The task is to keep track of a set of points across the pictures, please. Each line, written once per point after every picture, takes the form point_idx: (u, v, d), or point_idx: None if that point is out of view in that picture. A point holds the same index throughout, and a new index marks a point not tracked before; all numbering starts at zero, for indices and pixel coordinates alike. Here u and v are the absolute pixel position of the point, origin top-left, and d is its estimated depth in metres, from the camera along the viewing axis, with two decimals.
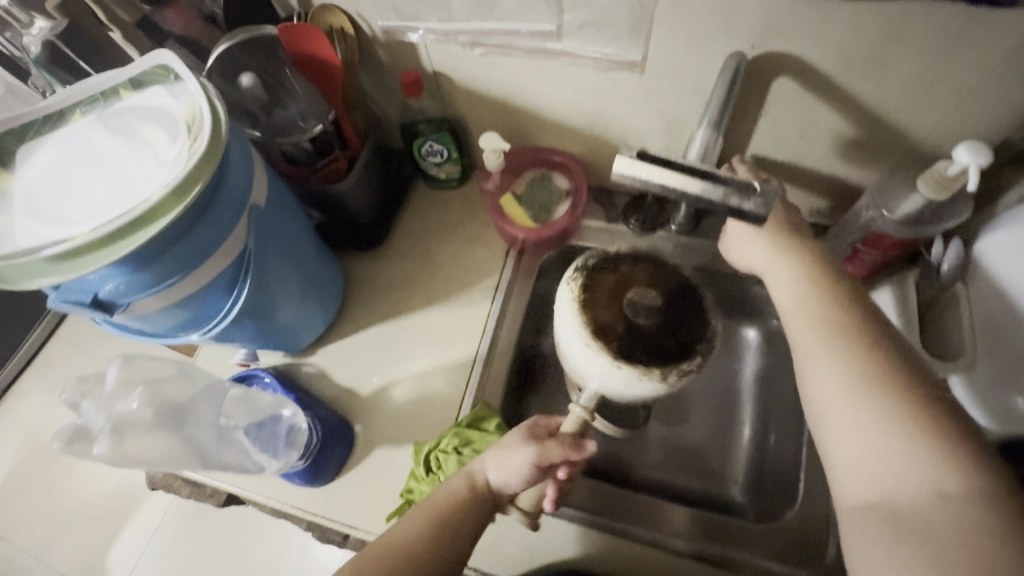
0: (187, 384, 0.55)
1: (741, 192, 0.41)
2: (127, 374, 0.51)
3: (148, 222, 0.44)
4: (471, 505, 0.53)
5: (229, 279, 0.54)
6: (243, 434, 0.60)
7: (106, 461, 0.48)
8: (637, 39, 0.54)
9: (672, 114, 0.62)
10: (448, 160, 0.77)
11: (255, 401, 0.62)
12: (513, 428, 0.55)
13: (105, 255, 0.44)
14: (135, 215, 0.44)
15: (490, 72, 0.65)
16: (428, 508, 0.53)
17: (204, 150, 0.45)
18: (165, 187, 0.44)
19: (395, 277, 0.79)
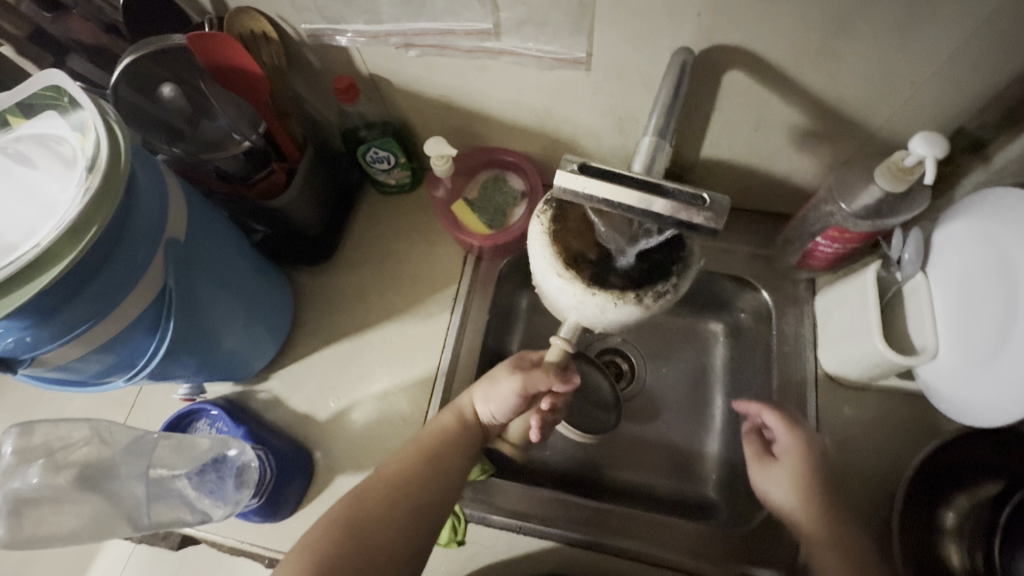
0: (104, 445, 0.53)
1: (690, 207, 0.39)
2: (27, 446, 0.49)
3: (43, 269, 0.40)
4: (461, 434, 0.59)
5: (152, 318, 0.50)
6: (183, 481, 0.57)
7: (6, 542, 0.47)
8: (579, 35, 0.51)
9: (624, 111, 0.59)
10: (396, 166, 0.72)
11: (192, 447, 0.59)
12: (501, 362, 0.59)
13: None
14: (24, 263, 0.40)
15: (429, 74, 0.61)
16: (425, 442, 0.58)
17: (99, 185, 0.42)
18: (56, 229, 0.40)
19: (349, 293, 0.75)
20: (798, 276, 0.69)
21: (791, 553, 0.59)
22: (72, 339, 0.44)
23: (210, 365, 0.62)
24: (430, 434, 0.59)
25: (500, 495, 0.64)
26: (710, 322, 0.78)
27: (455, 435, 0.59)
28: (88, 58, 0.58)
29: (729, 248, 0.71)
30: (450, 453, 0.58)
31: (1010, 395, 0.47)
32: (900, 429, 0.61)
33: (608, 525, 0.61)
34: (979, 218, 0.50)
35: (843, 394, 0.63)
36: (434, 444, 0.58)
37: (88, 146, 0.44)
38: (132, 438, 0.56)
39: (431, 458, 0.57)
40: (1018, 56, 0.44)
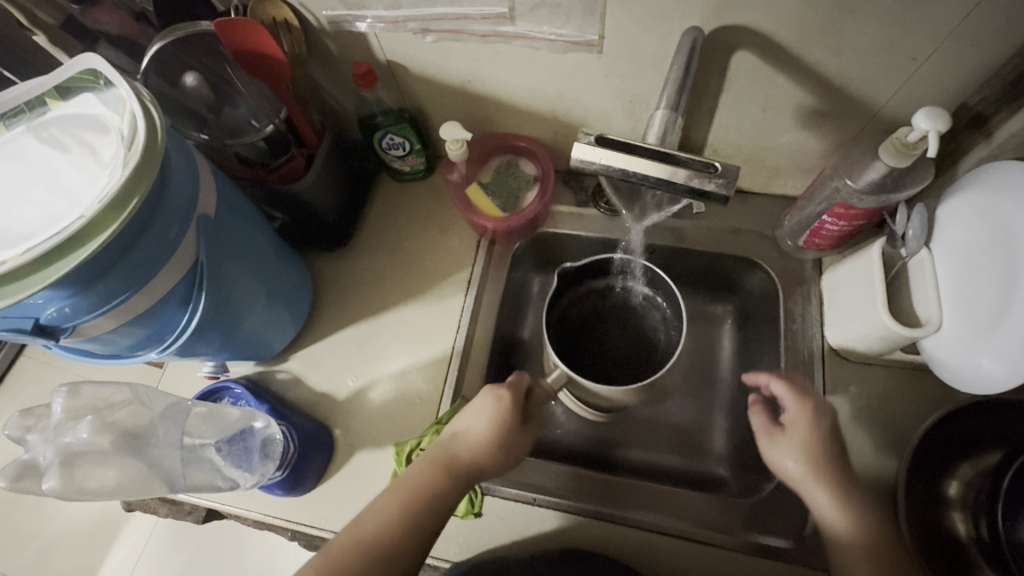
0: (143, 410, 0.56)
1: (703, 174, 0.43)
2: (74, 405, 0.52)
3: (85, 239, 0.42)
4: (445, 482, 0.53)
5: (183, 292, 0.53)
6: (214, 451, 0.60)
7: (57, 495, 0.49)
8: (591, 18, 0.53)
9: (634, 93, 0.61)
10: (410, 152, 0.74)
11: (223, 417, 0.62)
12: (490, 406, 0.56)
13: (34, 282, 0.41)
14: (69, 234, 0.42)
15: (444, 59, 0.63)
16: (402, 493, 0.53)
17: (138, 161, 0.44)
18: (99, 202, 0.43)
19: (365, 276, 0.77)
20: (805, 256, 0.70)
21: (802, 523, 0.60)
22: (109, 310, 0.47)
23: (233, 343, 0.64)
24: (408, 485, 0.53)
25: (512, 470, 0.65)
26: (717, 303, 0.81)
27: (437, 485, 0.53)
28: (118, 47, 0.60)
29: (737, 230, 0.73)
30: (434, 493, 0.53)
31: (1009, 362, 0.49)
32: (906, 403, 0.63)
33: (616, 495, 0.64)
34: (980, 193, 0.51)
35: (849, 369, 0.65)
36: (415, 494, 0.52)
37: (126, 125, 0.47)
38: (167, 405, 0.58)
39: (409, 512, 0.52)
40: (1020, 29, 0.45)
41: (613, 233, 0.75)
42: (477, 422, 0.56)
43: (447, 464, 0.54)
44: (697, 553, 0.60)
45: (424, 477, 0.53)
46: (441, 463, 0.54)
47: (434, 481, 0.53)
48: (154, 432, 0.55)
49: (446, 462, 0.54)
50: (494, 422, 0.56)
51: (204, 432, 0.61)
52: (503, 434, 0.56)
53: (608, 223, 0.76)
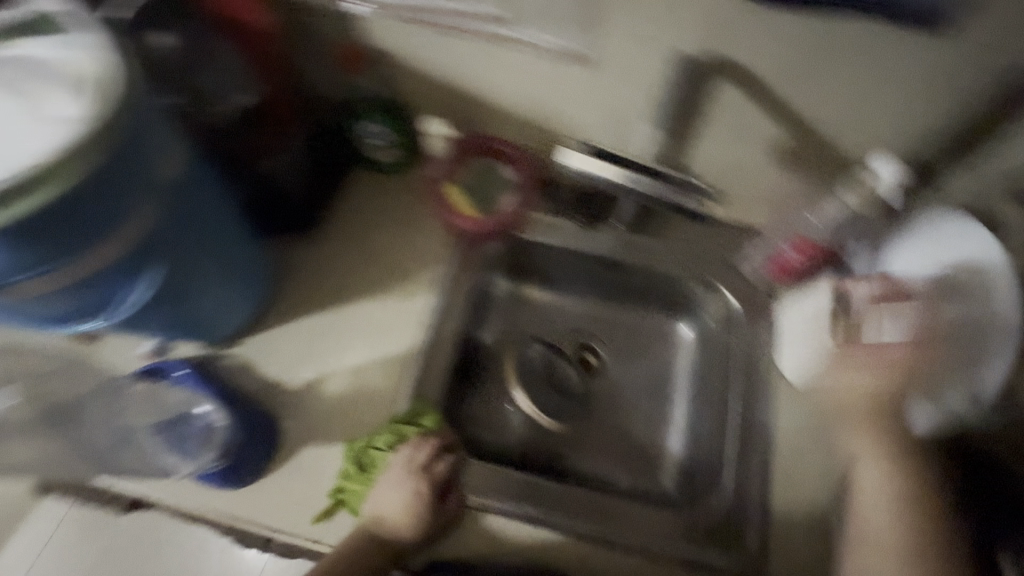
0: (76, 382, 0.57)
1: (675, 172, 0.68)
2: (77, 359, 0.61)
3: (35, 189, 0.39)
4: (366, 548, 0.57)
5: (132, 263, 0.48)
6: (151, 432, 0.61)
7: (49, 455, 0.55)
8: (588, 31, 0.55)
9: (620, 111, 0.63)
10: (389, 144, 0.73)
11: (164, 399, 0.61)
12: (414, 453, 0.61)
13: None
14: (22, 176, 0.38)
15: (437, 54, 0.63)
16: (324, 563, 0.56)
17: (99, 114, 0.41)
18: (50, 151, 0.39)
19: (330, 269, 0.74)
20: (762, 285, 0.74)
21: (744, 539, 0.62)
22: (53, 271, 0.44)
23: (182, 320, 0.60)
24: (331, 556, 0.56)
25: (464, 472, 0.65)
26: (678, 325, 0.84)
27: (357, 552, 0.57)
28: None
29: (702, 256, 0.76)
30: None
31: None
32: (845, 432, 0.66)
33: (603, 508, 0.63)
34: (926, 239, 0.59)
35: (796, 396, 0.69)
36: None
37: (81, 73, 0.42)
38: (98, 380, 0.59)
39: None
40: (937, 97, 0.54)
41: (588, 244, 0.77)
42: (396, 496, 0.59)
43: (327, 563, 0.56)
44: (615, 559, 0.61)
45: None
46: (342, 544, 0.57)
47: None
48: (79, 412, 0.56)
49: (373, 524, 0.58)
50: (411, 503, 0.59)
51: (143, 411, 0.61)
52: (418, 510, 0.59)
53: (583, 235, 0.78)
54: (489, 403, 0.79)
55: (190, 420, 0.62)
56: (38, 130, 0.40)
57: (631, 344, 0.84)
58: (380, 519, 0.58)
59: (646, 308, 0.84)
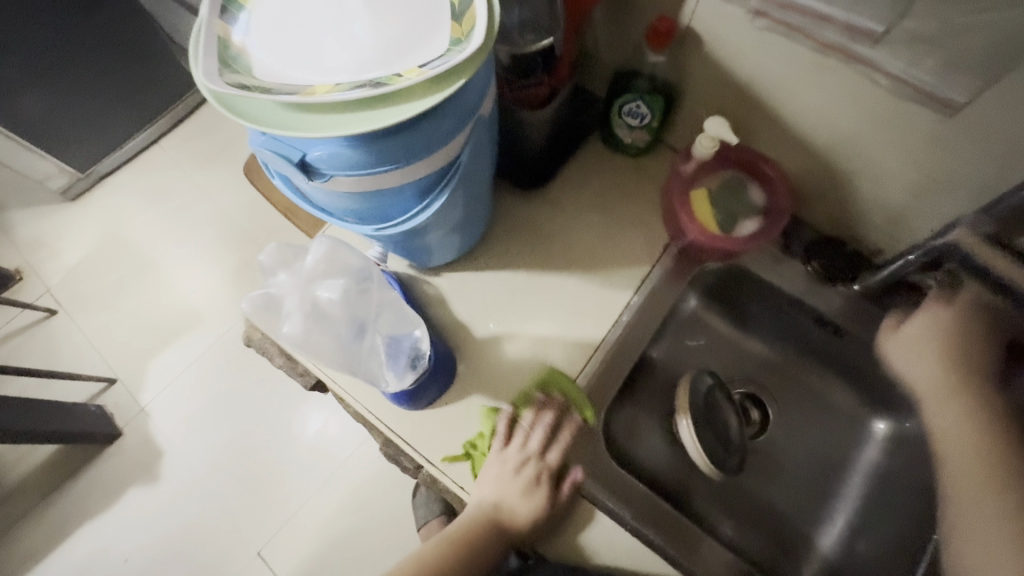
0: (345, 268, 0.59)
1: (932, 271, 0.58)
2: (330, 255, 0.59)
3: (399, 103, 0.38)
4: (491, 531, 0.61)
5: (422, 187, 0.48)
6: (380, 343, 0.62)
7: (294, 337, 0.56)
8: (977, 77, 0.45)
9: (949, 171, 0.53)
10: (644, 127, 0.68)
11: (399, 315, 0.63)
12: (529, 437, 0.62)
13: (348, 125, 0.38)
14: (395, 88, 0.38)
15: (755, 50, 0.56)
16: (456, 537, 0.61)
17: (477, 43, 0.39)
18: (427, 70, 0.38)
19: (540, 232, 0.73)
20: None
21: None
22: (365, 174, 0.43)
23: (411, 239, 0.62)
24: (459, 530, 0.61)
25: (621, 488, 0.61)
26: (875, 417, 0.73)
27: (480, 535, 0.61)
28: None
29: None
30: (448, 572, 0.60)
31: None
32: None
33: None
34: None
35: None
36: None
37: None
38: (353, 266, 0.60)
39: (475, 548, 0.60)
40: None
41: (811, 295, 0.69)
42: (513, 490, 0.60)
43: (459, 538, 0.61)
44: None
45: (444, 546, 0.61)
46: (477, 515, 0.61)
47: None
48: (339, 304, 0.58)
49: (495, 505, 0.61)
50: (524, 482, 0.60)
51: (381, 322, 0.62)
52: (540, 500, 0.60)
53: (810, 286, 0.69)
54: (637, 421, 0.72)
55: (401, 339, 0.63)
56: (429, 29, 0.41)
57: (809, 413, 0.76)
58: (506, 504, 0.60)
59: (843, 387, 0.75)
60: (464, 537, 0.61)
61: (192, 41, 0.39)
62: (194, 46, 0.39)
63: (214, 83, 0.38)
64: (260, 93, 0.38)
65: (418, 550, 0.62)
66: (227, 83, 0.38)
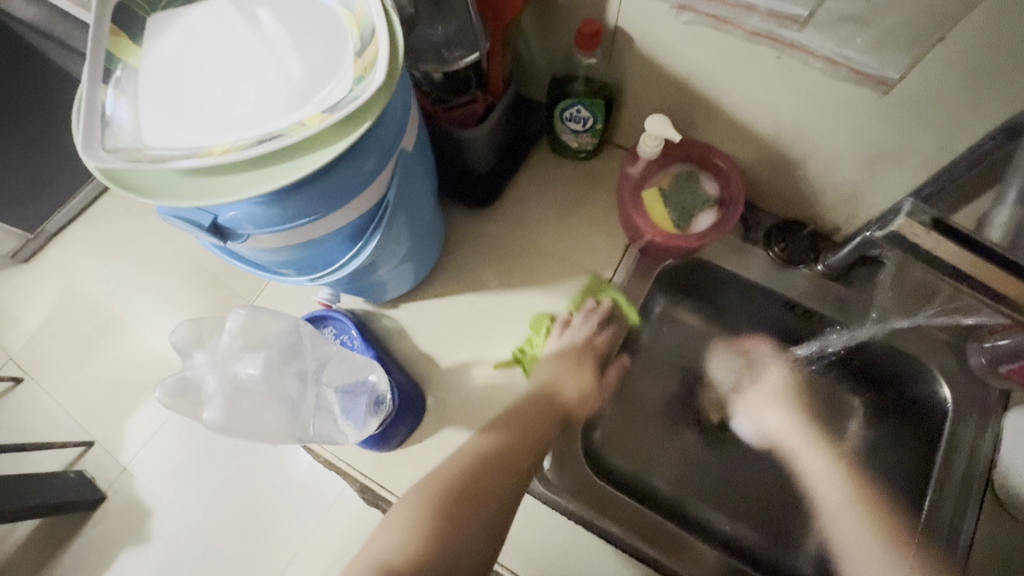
0: (273, 323, 0.56)
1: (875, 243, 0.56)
2: (245, 326, 0.55)
3: (304, 153, 0.36)
4: (532, 429, 0.57)
5: (353, 230, 0.45)
6: (332, 394, 0.59)
7: (219, 425, 0.52)
8: (907, 52, 0.44)
9: (893, 147, 0.52)
10: (589, 130, 0.67)
11: (350, 362, 0.61)
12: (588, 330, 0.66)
13: (254, 184, 0.36)
14: (293, 141, 0.36)
15: (685, 44, 0.54)
16: (483, 439, 0.55)
17: (381, 78, 0.36)
18: (328, 114, 0.36)
19: (494, 249, 0.71)
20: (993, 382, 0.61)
21: None
22: (285, 229, 0.41)
23: (360, 278, 0.59)
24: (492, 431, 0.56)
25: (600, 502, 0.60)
26: (850, 391, 0.72)
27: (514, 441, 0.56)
28: None
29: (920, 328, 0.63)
30: (472, 487, 0.51)
31: None
32: None
33: None
34: None
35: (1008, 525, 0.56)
36: (415, 537, 0.47)
37: (360, 31, 0.40)
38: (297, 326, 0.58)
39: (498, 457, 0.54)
40: None
41: (776, 282, 0.67)
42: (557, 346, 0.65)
43: (488, 440, 0.55)
44: None
45: (473, 452, 0.54)
46: (508, 415, 0.59)
47: (430, 525, 0.48)
48: (300, 353, 0.57)
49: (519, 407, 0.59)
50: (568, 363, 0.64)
51: (330, 373, 0.60)
52: (587, 363, 0.64)
53: (774, 271, 0.67)
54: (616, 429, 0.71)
55: (357, 390, 0.61)
56: (331, 76, 0.39)
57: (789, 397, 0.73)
58: (554, 396, 0.61)
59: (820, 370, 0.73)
60: (493, 436, 0.56)
61: (70, 126, 0.38)
62: (79, 129, 0.38)
63: (105, 162, 0.36)
64: (151, 165, 0.36)
65: (423, 478, 0.53)
66: (107, 159, 0.37)
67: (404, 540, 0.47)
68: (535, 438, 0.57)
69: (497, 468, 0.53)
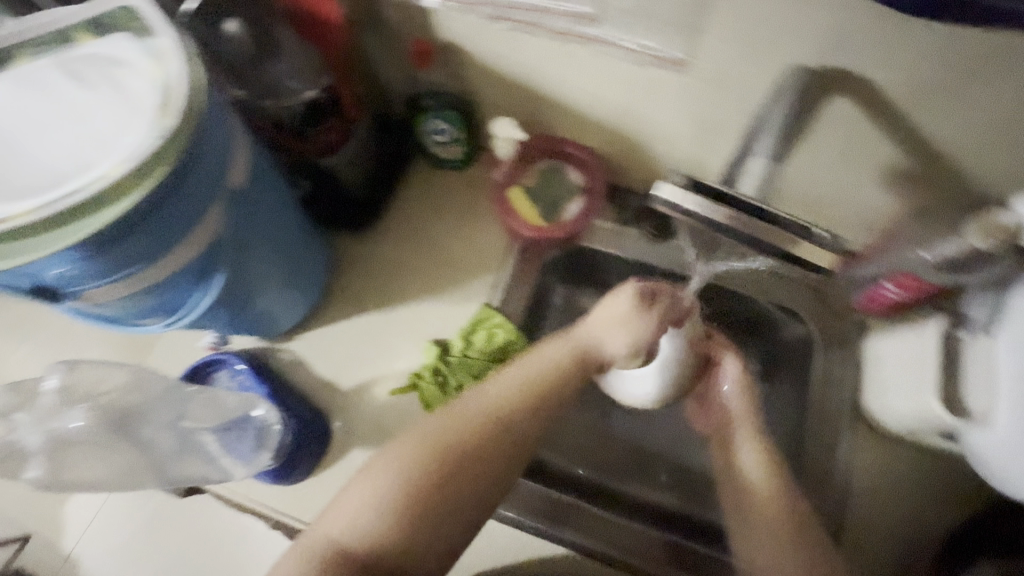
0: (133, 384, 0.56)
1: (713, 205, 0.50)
2: (70, 383, 0.53)
3: (106, 205, 0.37)
4: (552, 392, 0.52)
5: (197, 271, 0.46)
6: (207, 435, 0.59)
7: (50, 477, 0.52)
8: (686, 34, 0.48)
9: (708, 119, 0.57)
10: (453, 141, 0.69)
11: (221, 402, 0.60)
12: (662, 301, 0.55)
13: (60, 241, 0.37)
14: (89, 195, 0.37)
15: (510, 50, 0.57)
16: (487, 407, 0.50)
17: (175, 122, 0.39)
18: (126, 162, 0.38)
19: (383, 267, 0.72)
20: (851, 318, 0.66)
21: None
22: (117, 281, 0.41)
23: (240, 317, 0.59)
24: (494, 398, 0.51)
25: (536, 499, 0.62)
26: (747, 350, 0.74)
27: (521, 408, 0.51)
28: None
29: (781, 278, 0.68)
30: (442, 485, 0.47)
31: None
32: (937, 493, 0.59)
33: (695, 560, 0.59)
34: None
35: (878, 444, 0.61)
36: (373, 531, 0.45)
37: (159, 76, 0.41)
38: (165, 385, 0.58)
39: (503, 427, 0.50)
40: None
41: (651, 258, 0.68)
42: (617, 308, 0.54)
43: (472, 421, 0.50)
44: None
45: (447, 430, 0.49)
46: (524, 379, 0.52)
47: (393, 521, 0.45)
48: (149, 412, 0.56)
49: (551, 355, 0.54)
50: (628, 318, 0.54)
51: (201, 415, 0.59)
52: (635, 323, 0.54)
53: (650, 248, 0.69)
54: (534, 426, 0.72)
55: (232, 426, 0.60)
56: (134, 128, 0.41)
57: None
58: (538, 375, 0.52)
59: None
60: (480, 418, 0.50)
61: None
62: None
63: None
64: None
65: (415, 425, 0.50)
66: None
67: (361, 529, 0.45)
68: (522, 428, 0.50)
69: (481, 465, 0.48)
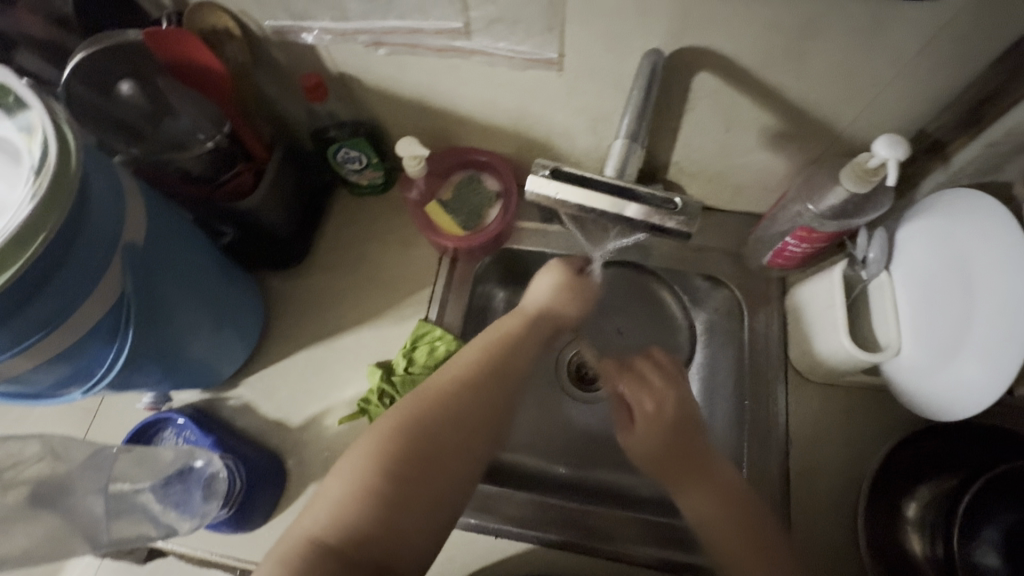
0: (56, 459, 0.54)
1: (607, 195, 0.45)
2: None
3: None
4: (517, 350, 0.54)
5: (109, 328, 0.48)
6: (145, 495, 0.58)
7: None
8: (551, 35, 0.51)
9: (596, 111, 0.60)
10: (368, 166, 0.70)
11: (157, 459, 0.59)
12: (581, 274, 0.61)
13: None
14: None
15: (398, 72, 0.60)
16: (461, 369, 0.52)
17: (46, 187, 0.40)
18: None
19: (319, 300, 0.73)
20: (769, 274, 0.69)
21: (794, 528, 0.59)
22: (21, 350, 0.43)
23: (173, 372, 0.59)
24: (469, 361, 0.52)
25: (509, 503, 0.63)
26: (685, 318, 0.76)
27: (494, 366, 0.52)
28: (39, 52, 0.54)
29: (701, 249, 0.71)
30: (415, 467, 0.46)
31: (990, 362, 0.47)
32: (869, 429, 0.62)
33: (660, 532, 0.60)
34: (939, 219, 0.52)
35: (812, 390, 0.64)
36: (352, 516, 0.43)
37: (35, 147, 0.42)
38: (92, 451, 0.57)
39: (482, 386, 0.51)
40: (955, 72, 0.47)
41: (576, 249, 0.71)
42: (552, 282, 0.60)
43: (444, 396, 0.49)
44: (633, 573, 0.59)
45: (426, 403, 0.49)
46: (499, 340, 0.54)
47: (370, 503, 0.44)
48: (73, 484, 0.54)
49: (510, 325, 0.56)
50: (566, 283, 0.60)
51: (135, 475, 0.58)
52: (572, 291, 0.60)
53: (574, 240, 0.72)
54: None
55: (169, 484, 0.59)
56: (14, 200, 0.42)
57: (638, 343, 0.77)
58: (504, 340, 0.54)
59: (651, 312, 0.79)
60: (451, 393, 0.50)
61: None
62: None
63: None
64: None
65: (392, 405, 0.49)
66: None
67: (338, 521, 0.43)
68: (487, 405, 0.50)
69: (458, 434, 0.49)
